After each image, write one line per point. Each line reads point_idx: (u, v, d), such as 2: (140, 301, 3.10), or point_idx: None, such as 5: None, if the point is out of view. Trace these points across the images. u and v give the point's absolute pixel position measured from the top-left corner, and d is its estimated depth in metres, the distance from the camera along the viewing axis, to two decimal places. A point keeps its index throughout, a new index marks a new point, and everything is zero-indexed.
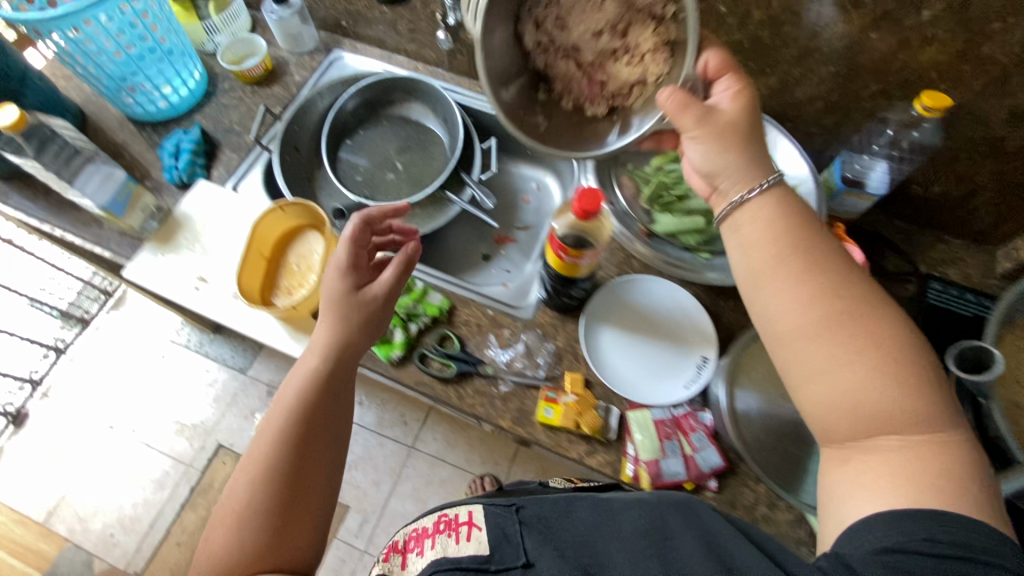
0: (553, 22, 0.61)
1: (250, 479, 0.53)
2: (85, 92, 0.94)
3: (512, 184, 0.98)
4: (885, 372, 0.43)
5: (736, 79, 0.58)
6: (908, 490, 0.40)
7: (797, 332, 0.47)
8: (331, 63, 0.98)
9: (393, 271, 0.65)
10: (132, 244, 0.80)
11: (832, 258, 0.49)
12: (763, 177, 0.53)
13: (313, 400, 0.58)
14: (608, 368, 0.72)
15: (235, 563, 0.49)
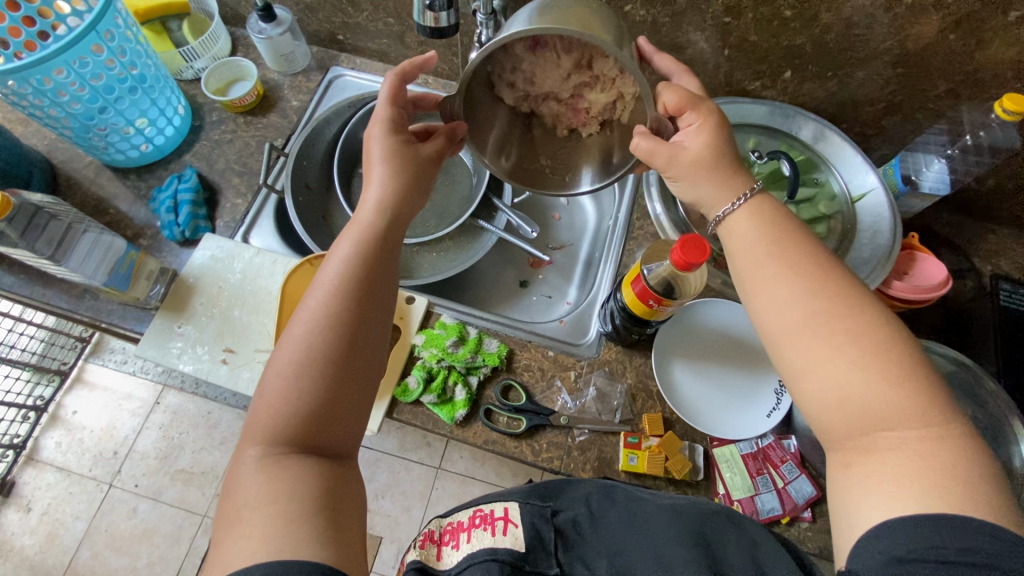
0: (524, 79, 0.54)
1: (298, 339, 0.45)
2: (49, 139, 0.82)
3: (540, 201, 0.91)
4: (871, 366, 0.38)
5: (701, 108, 0.49)
6: (926, 492, 0.34)
7: (782, 332, 0.43)
8: (330, 82, 0.88)
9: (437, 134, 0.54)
10: (138, 315, 0.71)
11: (818, 255, 0.45)
12: (740, 189, 0.48)
13: (371, 257, 0.49)
14: (684, 402, 0.68)
15: (290, 429, 0.42)
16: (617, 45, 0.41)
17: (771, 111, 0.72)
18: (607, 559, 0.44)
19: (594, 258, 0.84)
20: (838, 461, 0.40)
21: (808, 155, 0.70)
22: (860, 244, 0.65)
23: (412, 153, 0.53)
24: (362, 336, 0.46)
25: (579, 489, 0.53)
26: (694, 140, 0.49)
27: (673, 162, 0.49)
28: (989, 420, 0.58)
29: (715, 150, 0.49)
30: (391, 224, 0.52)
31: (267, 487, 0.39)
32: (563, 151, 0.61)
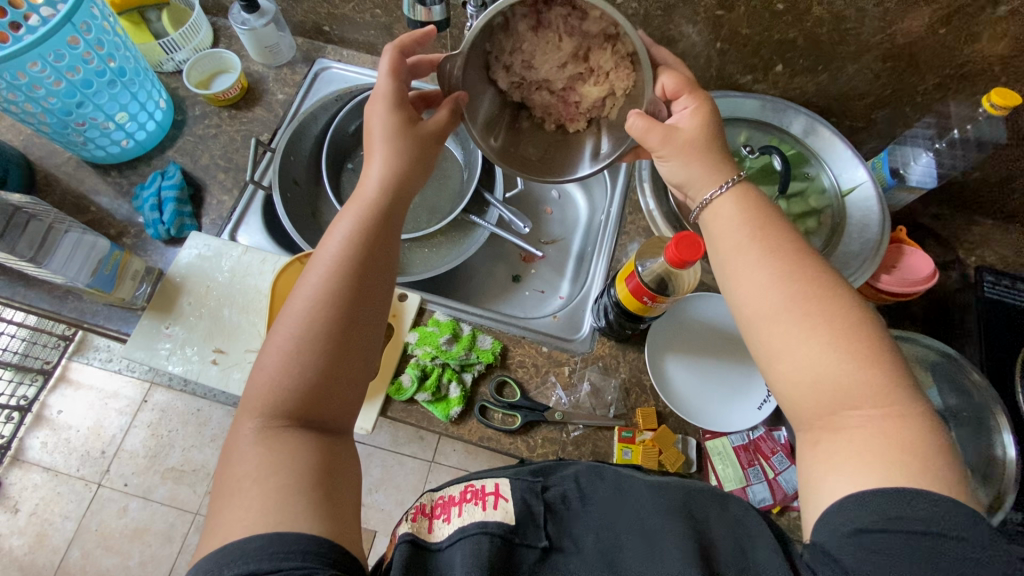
0: (520, 62, 0.53)
1: (297, 318, 0.44)
2: (26, 135, 0.79)
3: (530, 195, 0.90)
4: (842, 347, 0.38)
5: (696, 93, 0.49)
6: (892, 468, 0.34)
7: (758, 314, 0.42)
8: (316, 75, 0.87)
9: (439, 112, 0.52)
10: (124, 316, 0.70)
11: (796, 241, 0.44)
12: (725, 177, 0.48)
13: (372, 236, 0.48)
14: (677, 396, 0.68)
15: (289, 402, 0.42)
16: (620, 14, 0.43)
17: (762, 105, 0.72)
18: (595, 534, 0.42)
19: (586, 252, 0.84)
20: (805, 440, 0.40)
21: (798, 149, 0.70)
22: (850, 239, 0.66)
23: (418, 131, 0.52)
24: (360, 315, 0.46)
25: (569, 468, 0.50)
26: (688, 122, 0.48)
27: (667, 143, 0.47)
28: (975, 410, 0.60)
29: (707, 134, 0.49)
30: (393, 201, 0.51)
31: (260, 461, 0.39)
32: (551, 145, 0.59)
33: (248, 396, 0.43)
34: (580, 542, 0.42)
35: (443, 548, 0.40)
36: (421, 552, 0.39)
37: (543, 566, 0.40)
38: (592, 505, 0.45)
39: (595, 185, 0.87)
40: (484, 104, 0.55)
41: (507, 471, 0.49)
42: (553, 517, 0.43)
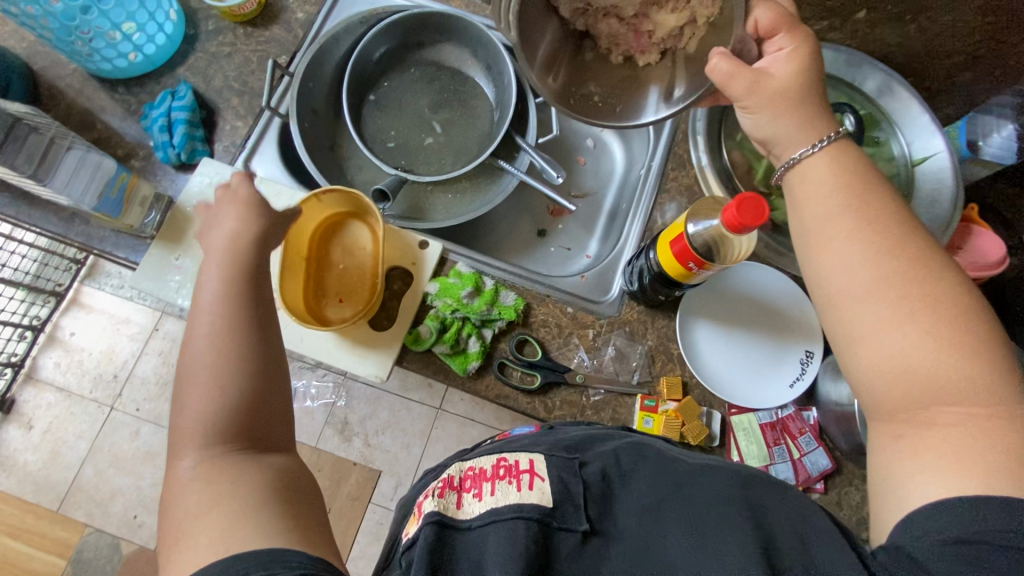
0: None
1: (206, 355, 0.44)
2: (28, 40, 0.73)
3: (563, 143, 0.84)
4: (942, 338, 0.34)
5: (796, 32, 0.43)
6: (994, 473, 0.31)
7: (844, 293, 0.38)
8: None
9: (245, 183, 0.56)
10: (132, 244, 0.66)
11: (897, 211, 0.39)
12: (821, 133, 0.42)
13: (250, 268, 0.49)
14: (708, 368, 0.65)
15: (218, 429, 0.41)
16: None
17: (836, 57, 0.65)
18: (637, 517, 0.40)
19: (620, 209, 0.79)
20: (885, 432, 0.37)
21: (869, 110, 0.64)
22: (917, 212, 0.60)
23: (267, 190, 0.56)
24: (258, 330, 0.46)
25: (608, 445, 0.47)
26: (782, 67, 0.42)
27: (754, 91, 0.42)
28: None
29: (803, 82, 0.42)
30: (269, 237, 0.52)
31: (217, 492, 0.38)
32: (618, 82, 0.53)
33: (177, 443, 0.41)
34: (623, 523, 0.39)
35: (473, 528, 0.37)
36: (449, 532, 0.37)
37: (583, 552, 0.37)
38: (635, 484, 0.42)
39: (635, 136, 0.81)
40: (542, 34, 0.49)
41: (541, 445, 0.46)
42: (592, 495, 0.41)
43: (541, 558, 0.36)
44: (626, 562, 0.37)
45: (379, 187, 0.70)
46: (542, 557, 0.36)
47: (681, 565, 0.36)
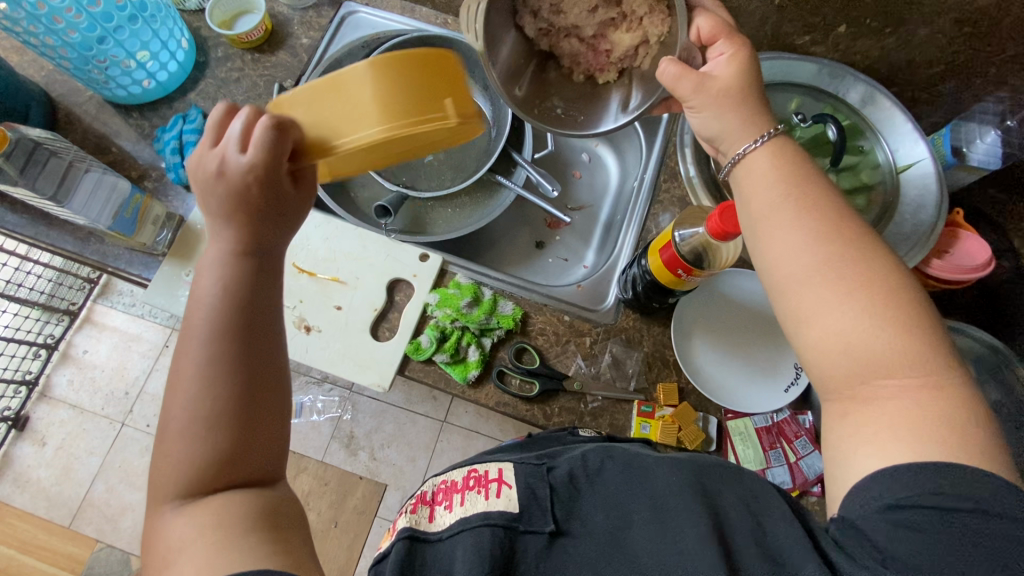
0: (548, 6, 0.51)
1: (187, 394, 0.39)
2: (47, 71, 0.78)
3: (559, 158, 0.86)
4: (877, 314, 0.35)
5: (734, 37, 0.45)
6: (928, 442, 0.33)
7: (790, 279, 0.39)
8: (343, 20, 0.83)
9: (241, 122, 0.39)
10: (144, 261, 0.69)
11: (834, 199, 0.41)
12: (763, 128, 0.44)
13: (237, 307, 0.40)
14: (703, 373, 0.66)
15: (188, 481, 0.37)
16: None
17: (820, 70, 0.66)
18: (603, 514, 0.42)
19: (615, 220, 0.81)
20: (833, 411, 0.38)
21: (854, 120, 0.65)
22: (902, 219, 0.61)
23: (248, 171, 0.39)
24: (238, 379, 0.39)
25: (576, 450, 0.49)
26: (725, 68, 0.44)
27: (699, 90, 0.44)
28: (1017, 405, 0.57)
29: (745, 80, 0.44)
30: (258, 245, 0.42)
31: (187, 527, 0.36)
32: (580, 97, 0.56)
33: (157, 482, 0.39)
34: (587, 523, 0.41)
35: (442, 539, 0.39)
36: (420, 546, 0.39)
37: (549, 553, 0.39)
38: (596, 485, 0.44)
39: (627, 150, 0.83)
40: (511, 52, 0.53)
41: (512, 457, 0.49)
42: (559, 500, 0.42)
43: (507, 562, 0.38)
44: (594, 553, 0.39)
45: (384, 205, 0.72)
46: (507, 560, 0.38)
47: (646, 557, 0.38)
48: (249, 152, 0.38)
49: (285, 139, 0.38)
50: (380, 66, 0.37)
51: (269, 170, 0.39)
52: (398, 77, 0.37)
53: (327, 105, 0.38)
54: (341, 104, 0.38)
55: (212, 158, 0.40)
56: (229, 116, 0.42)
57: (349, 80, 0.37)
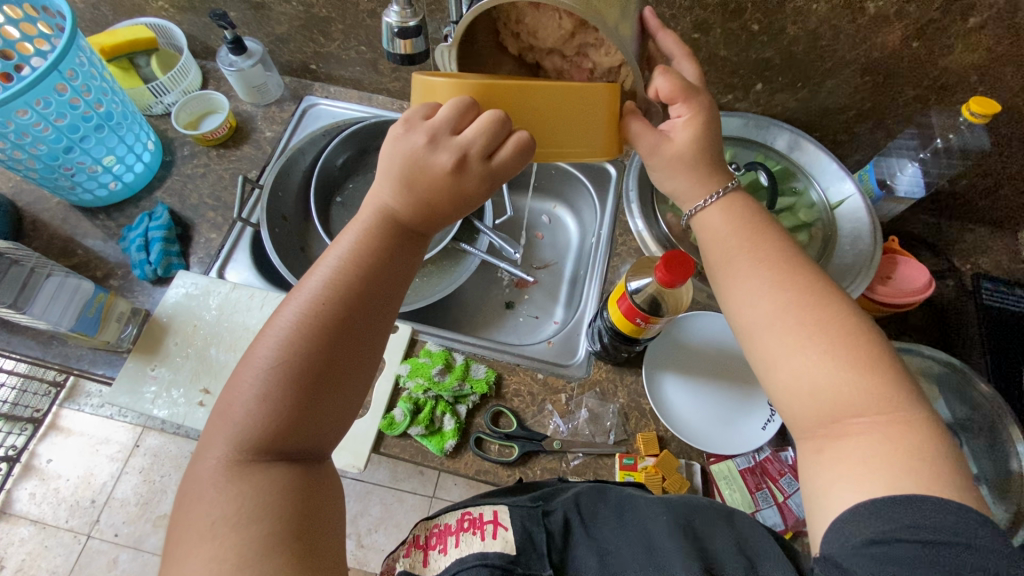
0: (527, 30, 0.45)
1: (266, 355, 0.40)
2: (15, 182, 0.80)
3: (520, 221, 0.90)
4: (840, 355, 0.37)
5: (693, 99, 0.44)
6: (899, 478, 0.32)
7: (753, 325, 0.41)
8: (304, 112, 0.88)
9: (481, 126, 0.39)
10: (109, 359, 0.68)
11: (787, 249, 0.43)
12: (718, 183, 0.46)
13: (351, 283, 0.42)
14: (677, 418, 0.67)
15: (253, 437, 0.38)
16: (618, 23, 0.40)
17: (745, 123, 0.72)
18: (597, 557, 0.41)
19: (580, 275, 0.83)
20: (808, 449, 0.37)
21: (784, 165, 0.70)
22: (842, 251, 0.65)
23: (486, 171, 0.42)
24: (340, 354, 0.41)
25: (570, 490, 0.48)
26: (681, 133, 0.45)
27: (655, 153, 0.45)
28: (986, 422, 0.57)
29: (701, 147, 0.45)
30: (420, 226, 0.44)
31: (230, 502, 0.36)
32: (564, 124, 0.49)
33: (190, 471, 0.40)
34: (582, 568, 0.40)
35: None
36: None
37: None
38: (593, 527, 0.43)
39: (584, 208, 0.87)
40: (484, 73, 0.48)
41: (507, 498, 0.47)
42: (556, 544, 0.41)
43: None
44: None
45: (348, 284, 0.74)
46: None
47: None
48: (498, 157, 0.41)
49: (531, 155, 0.42)
50: (611, 97, 0.41)
51: (508, 172, 0.42)
52: (609, 108, 0.42)
53: (545, 109, 0.41)
54: (565, 109, 0.41)
55: (441, 153, 0.40)
56: (463, 109, 0.40)
57: (588, 97, 0.40)
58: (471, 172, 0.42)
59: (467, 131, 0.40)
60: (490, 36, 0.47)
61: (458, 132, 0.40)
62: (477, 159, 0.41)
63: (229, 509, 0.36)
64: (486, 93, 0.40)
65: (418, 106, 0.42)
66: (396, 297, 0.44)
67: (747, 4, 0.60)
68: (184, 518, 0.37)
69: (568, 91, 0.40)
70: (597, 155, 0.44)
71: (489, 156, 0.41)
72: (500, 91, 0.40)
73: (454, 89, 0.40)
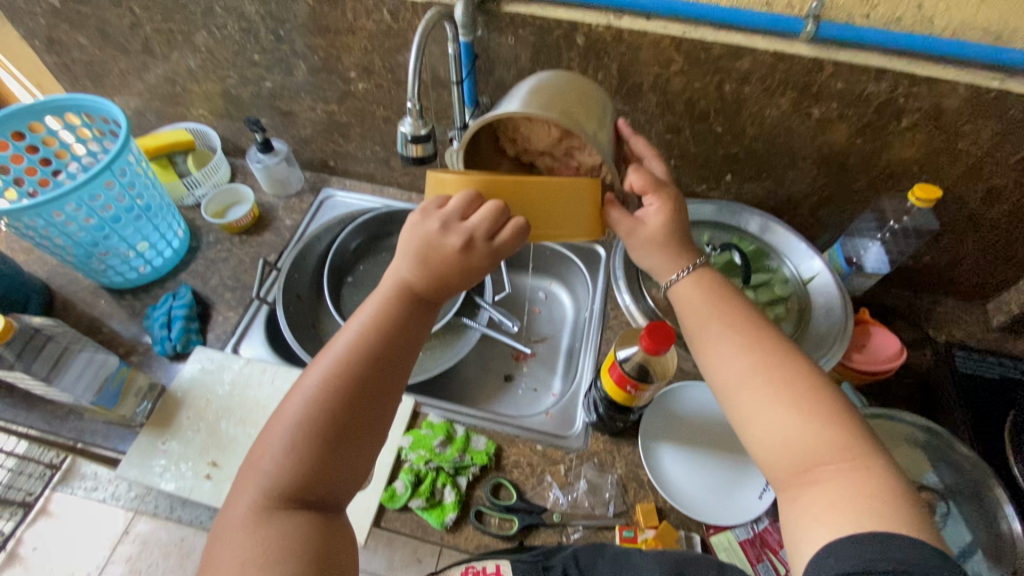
0: (522, 137, 0.54)
1: (295, 410, 0.44)
2: (51, 266, 0.87)
3: (519, 297, 0.96)
4: (805, 409, 0.41)
5: (661, 191, 0.51)
6: (864, 519, 0.35)
7: (727, 383, 0.45)
8: (321, 202, 0.97)
9: (484, 213, 0.46)
10: (122, 433, 0.70)
11: (754, 316, 0.48)
12: (687, 260, 0.52)
13: (373, 346, 0.46)
14: (672, 485, 0.68)
15: (280, 485, 0.42)
16: (595, 132, 0.48)
17: (719, 209, 0.80)
18: None
19: (575, 348, 0.87)
20: (785, 498, 0.40)
21: (757, 245, 0.77)
22: (817, 322, 0.70)
23: (490, 251, 0.47)
24: (361, 410, 0.45)
25: (568, 556, 0.49)
26: (654, 219, 0.51)
27: (632, 235, 0.52)
28: (972, 485, 0.59)
29: (672, 230, 0.51)
30: (434, 295, 0.49)
31: (260, 544, 0.39)
32: None
33: (221, 519, 0.43)
34: None
35: None
36: None
37: None
38: None
39: (579, 285, 0.93)
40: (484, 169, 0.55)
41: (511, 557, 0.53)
42: None
43: None
44: None
45: None
46: None
47: None
48: (500, 239, 0.46)
49: (527, 236, 0.48)
50: (594, 189, 0.48)
51: (510, 251, 0.48)
52: (592, 198, 0.48)
53: (539, 198, 0.47)
54: (556, 199, 0.48)
55: (452, 236, 0.46)
56: (470, 201, 0.46)
57: (572, 189, 0.47)
58: (477, 251, 0.47)
59: (475, 217, 0.46)
60: (491, 139, 0.56)
61: (466, 220, 0.46)
62: (483, 240, 0.46)
63: (257, 552, 0.39)
64: (486, 187, 0.47)
65: (432, 198, 0.49)
66: (411, 359, 0.49)
67: (709, 111, 0.70)
68: (213, 563, 0.40)
69: (558, 184, 0.47)
70: (583, 235, 0.50)
71: (491, 237, 0.46)
72: (500, 186, 0.47)
73: (462, 184, 0.47)
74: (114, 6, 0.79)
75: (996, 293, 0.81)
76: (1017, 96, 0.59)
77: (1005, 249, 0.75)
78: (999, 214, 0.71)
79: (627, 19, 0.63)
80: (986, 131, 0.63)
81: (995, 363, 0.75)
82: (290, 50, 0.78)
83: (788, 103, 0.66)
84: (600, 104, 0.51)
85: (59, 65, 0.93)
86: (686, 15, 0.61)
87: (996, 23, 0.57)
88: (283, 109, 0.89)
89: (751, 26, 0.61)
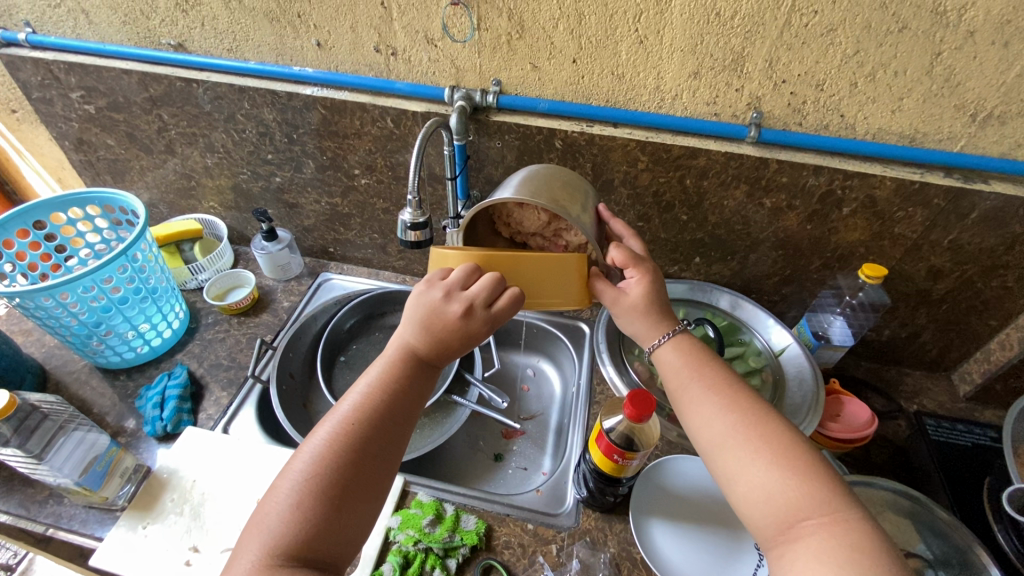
0: (516, 221, 0.61)
1: (302, 467, 0.46)
2: (48, 347, 0.89)
3: (508, 375, 1.00)
4: (783, 466, 0.45)
5: (642, 265, 0.57)
6: (844, 570, 0.39)
7: (712, 444, 0.49)
8: (319, 285, 1.03)
9: (484, 284, 0.51)
10: (100, 517, 0.68)
11: (731, 379, 0.53)
12: (667, 327, 0.56)
13: (379, 406, 0.49)
14: (668, 565, 0.66)
15: (283, 542, 0.43)
16: (580, 214, 0.55)
17: (690, 288, 0.88)
18: None
19: (564, 424, 0.89)
20: (774, 555, 0.43)
21: (729, 320, 0.84)
22: (793, 392, 0.74)
23: (489, 317, 0.51)
24: (365, 468, 0.47)
25: None
26: (635, 290, 0.56)
27: (616, 304, 0.57)
28: (959, 553, 0.59)
29: (652, 300, 0.56)
30: (437, 359, 0.53)
31: None
32: None
33: None
34: None
35: None
36: None
37: None
38: None
39: (566, 362, 0.97)
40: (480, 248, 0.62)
41: None
42: None
43: None
44: None
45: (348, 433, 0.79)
46: None
47: None
48: (498, 307, 0.51)
49: (521, 305, 0.53)
50: (581, 264, 0.54)
51: (506, 318, 0.52)
52: (580, 271, 0.54)
53: (531, 271, 0.54)
54: (547, 272, 0.54)
55: (454, 304, 0.50)
56: (470, 272, 0.52)
57: (560, 263, 0.53)
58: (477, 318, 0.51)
59: (475, 288, 0.51)
60: (488, 223, 0.63)
61: (467, 291, 0.51)
62: (482, 308, 0.51)
63: None
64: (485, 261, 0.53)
65: (435, 271, 0.54)
66: (412, 419, 0.51)
67: (674, 202, 0.79)
68: None
69: (548, 259, 0.53)
70: (572, 304, 0.56)
71: (489, 305, 0.51)
72: (496, 261, 0.53)
73: (463, 258, 0.53)
74: (145, 114, 0.89)
75: (956, 365, 0.86)
76: (937, 187, 0.68)
77: (956, 321, 0.81)
78: (944, 289, 0.78)
79: (597, 126, 0.74)
80: (917, 216, 0.72)
81: (966, 431, 0.78)
82: (301, 151, 0.87)
83: (743, 194, 0.75)
84: (583, 192, 0.58)
85: (84, 162, 1.01)
86: (648, 123, 0.72)
87: (908, 129, 0.67)
88: (289, 201, 0.97)
89: (704, 132, 0.71)
